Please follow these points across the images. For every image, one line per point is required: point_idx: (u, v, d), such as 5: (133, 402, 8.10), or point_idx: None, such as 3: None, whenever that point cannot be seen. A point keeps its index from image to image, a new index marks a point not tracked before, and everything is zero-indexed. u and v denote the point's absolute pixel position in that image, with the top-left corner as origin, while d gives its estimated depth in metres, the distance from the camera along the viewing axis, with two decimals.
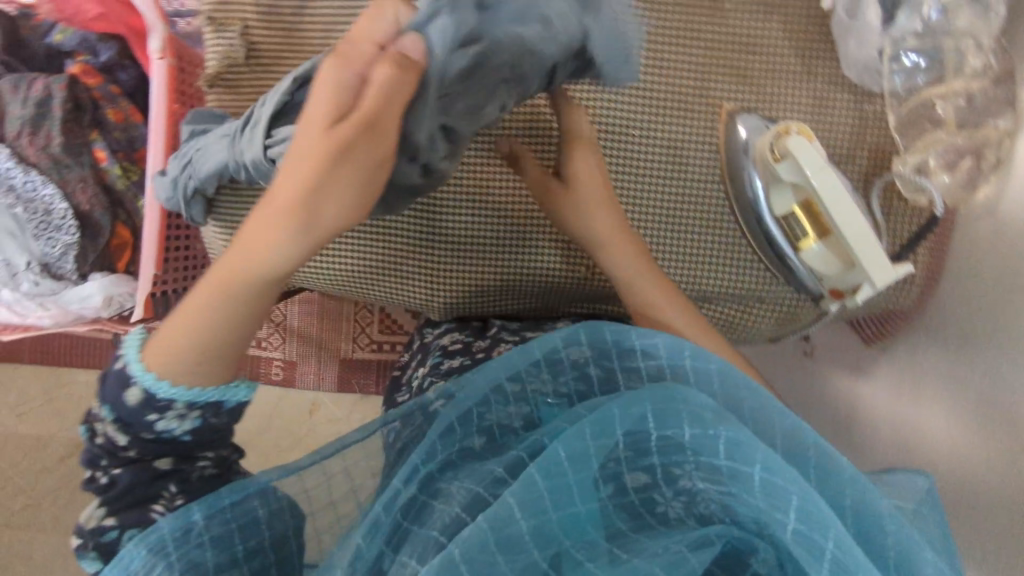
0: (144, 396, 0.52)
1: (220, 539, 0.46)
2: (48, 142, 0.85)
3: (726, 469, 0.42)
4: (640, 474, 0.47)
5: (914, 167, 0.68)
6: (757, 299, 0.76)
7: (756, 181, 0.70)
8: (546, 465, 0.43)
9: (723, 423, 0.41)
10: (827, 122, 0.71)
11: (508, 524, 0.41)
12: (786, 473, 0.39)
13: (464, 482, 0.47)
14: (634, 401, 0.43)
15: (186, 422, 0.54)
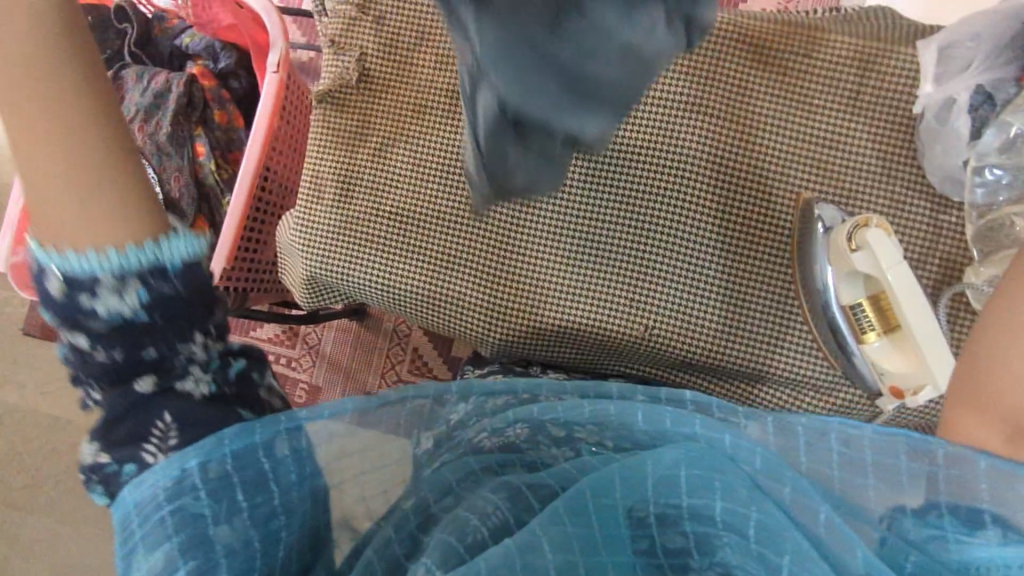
0: (64, 282, 0.45)
1: (214, 494, 0.43)
2: (156, 130, 0.96)
3: (755, 551, 0.40)
4: (673, 537, 0.44)
5: (986, 279, 0.68)
6: (811, 388, 0.76)
7: (825, 268, 0.71)
8: (575, 509, 0.43)
9: (756, 504, 0.40)
10: (902, 221, 0.73)
11: (537, 555, 0.41)
12: (814, 567, 0.38)
13: (484, 494, 0.47)
14: (664, 459, 0.42)
15: (129, 296, 0.47)
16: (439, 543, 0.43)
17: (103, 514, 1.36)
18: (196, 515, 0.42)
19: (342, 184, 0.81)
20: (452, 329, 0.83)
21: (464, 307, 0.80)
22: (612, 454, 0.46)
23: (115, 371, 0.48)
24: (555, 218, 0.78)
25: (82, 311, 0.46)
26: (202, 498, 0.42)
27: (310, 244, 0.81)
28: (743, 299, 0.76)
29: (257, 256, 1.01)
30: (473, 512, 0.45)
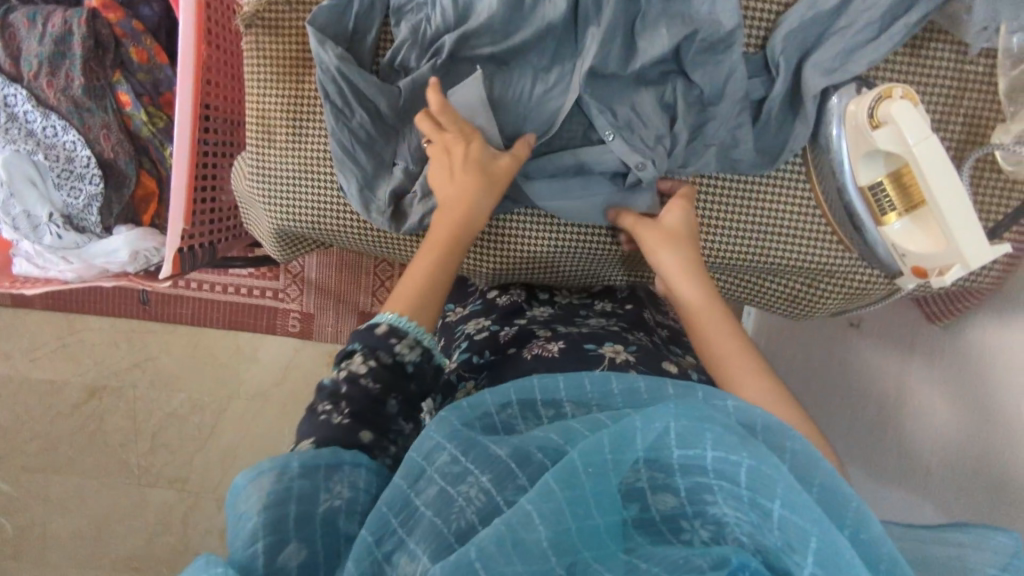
0: (392, 326, 0.55)
1: (304, 495, 0.43)
2: (68, 83, 0.85)
3: (748, 499, 0.39)
4: (664, 498, 0.43)
5: (1015, 137, 0.62)
6: (826, 274, 0.73)
7: (842, 145, 0.65)
8: (566, 475, 0.41)
9: (748, 449, 0.39)
10: (923, 78, 0.66)
11: (528, 528, 0.39)
12: (807, 510, 0.37)
13: (479, 475, 0.44)
14: (657, 415, 0.41)
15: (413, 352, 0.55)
16: (428, 527, 0.42)
17: (123, 465, 1.36)
18: (298, 496, 0.43)
19: (292, 122, 0.72)
20: None
21: None
22: (601, 420, 0.44)
23: (386, 377, 0.53)
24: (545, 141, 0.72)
25: (384, 350, 0.54)
26: (299, 486, 0.43)
27: (272, 195, 0.73)
28: (756, 201, 0.71)
29: (217, 207, 0.93)
30: (457, 490, 0.43)
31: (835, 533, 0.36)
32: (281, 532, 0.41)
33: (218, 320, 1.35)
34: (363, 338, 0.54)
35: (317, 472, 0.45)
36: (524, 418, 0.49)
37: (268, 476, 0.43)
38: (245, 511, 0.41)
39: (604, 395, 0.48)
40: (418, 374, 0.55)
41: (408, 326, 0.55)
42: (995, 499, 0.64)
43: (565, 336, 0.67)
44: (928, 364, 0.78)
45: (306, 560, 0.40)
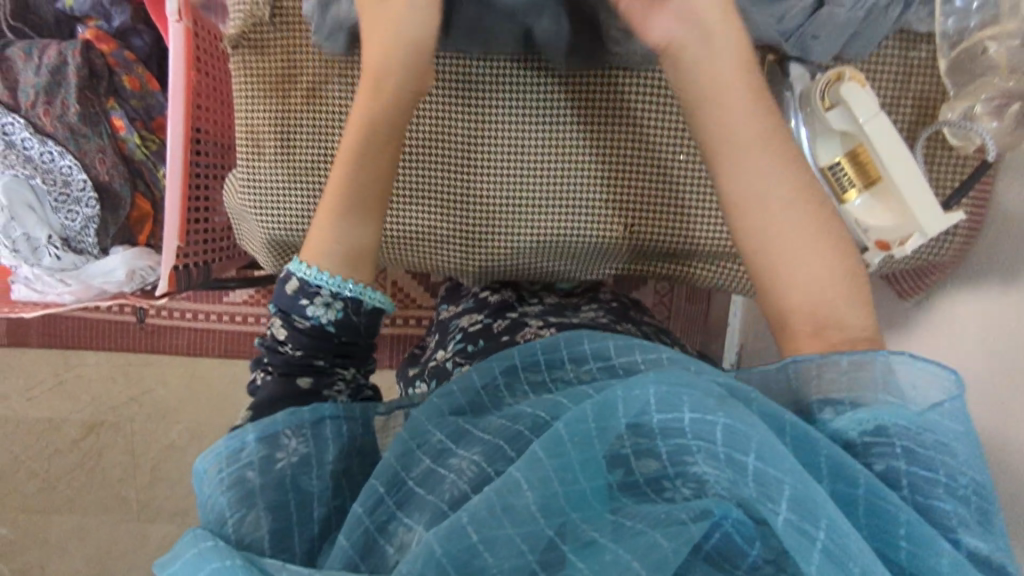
0: (300, 284, 0.56)
1: (265, 457, 0.47)
2: (65, 111, 0.88)
3: (725, 456, 0.41)
4: (648, 462, 0.45)
5: (960, 114, 0.66)
6: None
7: (800, 132, 0.68)
8: (552, 442, 0.43)
9: (724, 410, 0.41)
10: (871, 66, 0.70)
11: (513, 492, 0.42)
12: (778, 458, 0.39)
13: (472, 455, 0.47)
14: (637, 382, 0.43)
15: (331, 310, 0.56)
16: (428, 504, 0.45)
17: (122, 500, 1.36)
18: (257, 465, 0.46)
19: (280, 135, 0.75)
20: (432, 264, 0.82)
21: (441, 239, 0.79)
22: (585, 391, 0.46)
23: (306, 334, 0.56)
24: (522, 137, 0.75)
25: (299, 312, 0.56)
26: (255, 457, 0.47)
27: (263, 206, 0.77)
28: None
29: (209, 228, 0.96)
30: (449, 470, 0.47)
31: (806, 479, 0.39)
32: (252, 505, 0.45)
33: (214, 349, 1.36)
34: (278, 301, 0.57)
35: (275, 438, 0.48)
36: (510, 392, 0.53)
37: (224, 455, 0.46)
38: (211, 491, 0.45)
39: (579, 360, 0.51)
40: (343, 329, 0.57)
41: (320, 280, 0.56)
42: None
43: (556, 324, 0.70)
44: (905, 341, 0.80)
45: (277, 519, 0.45)
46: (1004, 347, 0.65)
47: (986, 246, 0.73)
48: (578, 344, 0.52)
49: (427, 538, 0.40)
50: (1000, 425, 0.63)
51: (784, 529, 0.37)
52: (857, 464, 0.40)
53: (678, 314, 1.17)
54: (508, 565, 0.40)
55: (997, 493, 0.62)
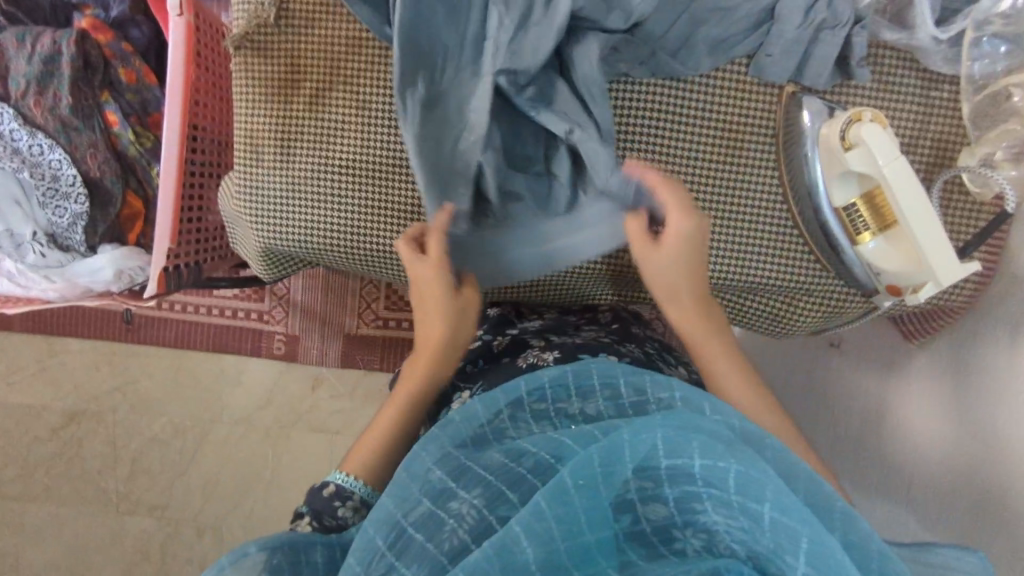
0: (337, 490, 0.58)
1: (274, 571, 0.45)
2: (56, 103, 0.87)
3: (738, 506, 0.39)
4: (655, 508, 0.43)
5: (980, 161, 0.65)
6: (804, 292, 0.75)
7: (816, 166, 0.67)
8: (556, 493, 0.40)
9: (734, 455, 0.39)
10: (891, 105, 0.69)
11: (513, 547, 0.39)
12: (795, 509, 0.37)
13: (473, 497, 0.44)
14: (644, 427, 0.41)
15: (358, 515, 0.58)
16: (419, 548, 0.41)
17: (101, 492, 1.33)
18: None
19: (279, 141, 0.73)
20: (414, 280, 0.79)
21: None
22: (592, 432, 0.44)
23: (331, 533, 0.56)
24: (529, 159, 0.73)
25: (329, 513, 0.57)
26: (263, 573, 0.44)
27: (257, 212, 0.74)
28: (735, 214, 0.73)
29: (203, 227, 0.93)
30: (448, 511, 0.44)
31: (823, 532, 0.36)
32: None
33: (202, 344, 1.34)
34: (311, 501, 0.57)
35: (278, 555, 0.46)
36: (515, 425, 0.50)
37: (228, 569, 0.44)
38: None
39: (586, 392, 0.49)
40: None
41: (353, 487, 0.58)
42: (970, 516, 0.65)
43: (559, 346, 0.68)
44: (904, 379, 0.79)
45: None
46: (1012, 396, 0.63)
47: (995, 295, 0.71)
48: (585, 377, 0.50)
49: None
50: (1006, 478, 0.62)
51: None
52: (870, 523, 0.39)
53: (674, 332, 1.15)
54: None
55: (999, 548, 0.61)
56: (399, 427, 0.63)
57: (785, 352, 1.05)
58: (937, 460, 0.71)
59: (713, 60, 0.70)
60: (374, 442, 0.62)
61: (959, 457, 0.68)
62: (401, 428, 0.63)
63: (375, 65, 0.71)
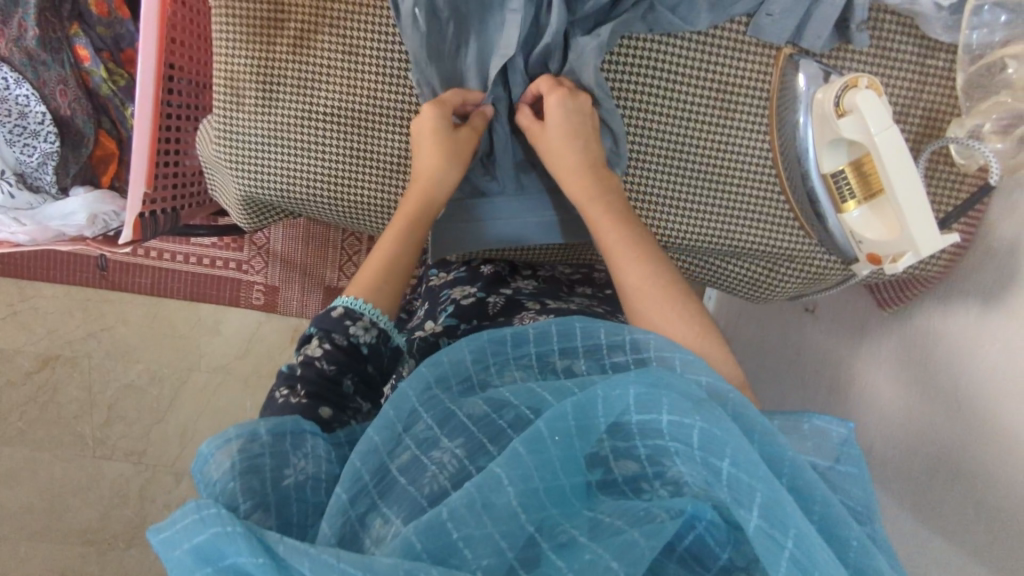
0: (346, 310, 0.58)
1: (276, 455, 0.44)
2: (22, 34, 0.86)
3: (700, 458, 0.40)
4: (626, 464, 0.44)
5: (968, 132, 0.64)
6: (786, 258, 0.75)
7: (807, 132, 0.66)
8: (532, 440, 0.41)
9: (701, 413, 0.39)
10: (886, 72, 0.68)
11: (495, 490, 0.39)
12: (752, 467, 0.37)
13: (454, 447, 0.44)
14: (617, 382, 0.41)
15: (368, 335, 0.59)
16: (402, 494, 0.42)
17: (77, 437, 1.33)
18: (265, 467, 0.43)
19: (261, 85, 0.70)
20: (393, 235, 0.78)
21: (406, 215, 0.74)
22: (569, 387, 0.44)
23: (340, 354, 0.57)
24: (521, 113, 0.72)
25: (338, 332, 0.58)
26: (267, 456, 0.44)
27: (239, 158, 0.72)
28: (724, 178, 0.72)
29: (180, 171, 0.90)
30: (430, 460, 0.44)
31: (778, 487, 0.37)
32: (260, 502, 0.41)
33: (180, 291, 1.32)
34: (319, 322, 0.58)
35: (285, 441, 0.45)
36: (500, 375, 0.49)
37: (235, 444, 0.43)
38: (217, 479, 0.41)
39: (568, 348, 0.49)
40: (374, 355, 0.59)
41: (363, 308, 0.59)
42: (933, 474, 0.67)
43: (554, 311, 0.68)
44: (876, 346, 0.81)
45: (281, 521, 0.42)
46: (981, 369, 0.64)
47: (970, 266, 0.71)
48: (569, 338, 0.49)
49: (406, 531, 0.37)
50: (972, 449, 0.63)
51: (754, 535, 0.36)
52: (817, 478, 0.39)
53: None
54: (486, 563, 0.38)
55: (960, 516, 0.63)
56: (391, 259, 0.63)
57: (766, 318, 1.06)
58: (904, 426, 0.72)
59: (712, 16, 0.68)
60: (368, 277, 0.61)
61: (924, 424, 0.70)
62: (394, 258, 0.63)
63: (362, 8, 0.68)
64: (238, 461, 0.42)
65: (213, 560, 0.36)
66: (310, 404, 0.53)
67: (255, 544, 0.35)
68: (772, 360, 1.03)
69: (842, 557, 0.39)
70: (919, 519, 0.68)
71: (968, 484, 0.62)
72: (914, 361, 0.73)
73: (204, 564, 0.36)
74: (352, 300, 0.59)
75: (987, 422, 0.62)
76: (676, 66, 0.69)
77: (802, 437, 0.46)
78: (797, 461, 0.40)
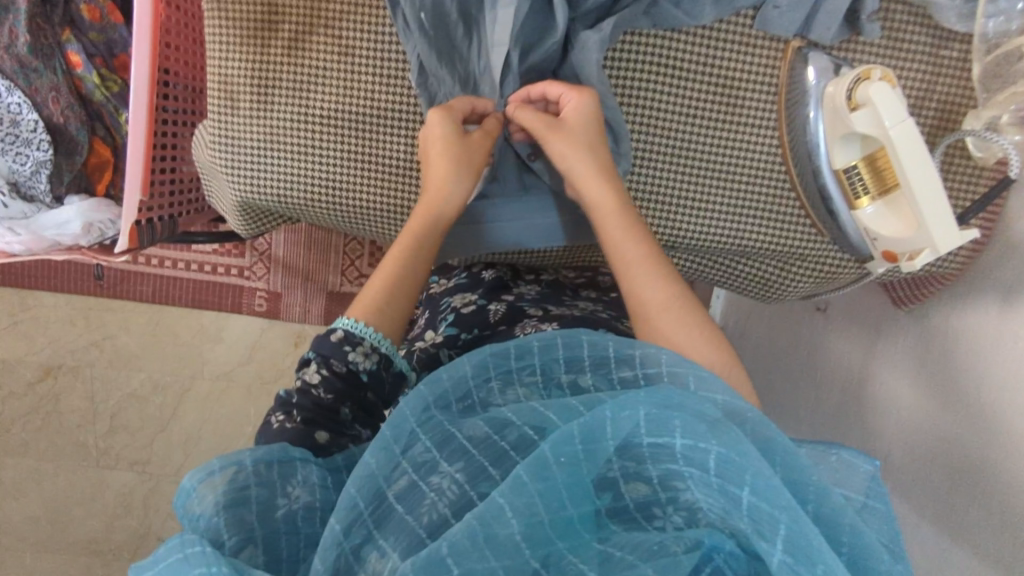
0: (345, 333, 0.57)
1: (264, 484, 0.43)
2: (13, 41, 0.85)
3: (717, 485, 0.38)
4: (637, 487, 0.42)
5: (985, 124, 0.62)
6: (797, 257, 0.73)
7: (818, 127, 0.64)
8: (536, 466, 0.39)
9: (717, 437, 0.38)
10: (900, 63, 0.66)
11: (500, 521, 0.38)
12: (774, 493, 0.36)
13: (456, 473, 0.43)
14: (626, 403, 0.40)
15: (367, 361, 0.57)
16: (400, 523, 0.40)
17: (80, 447, 1.31)
18: (250, 498, 0.42)
19: (256, 88, 0.69)
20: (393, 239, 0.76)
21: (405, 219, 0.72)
22: (576, 407, 0.42)
23: (340, 382, 0.55)
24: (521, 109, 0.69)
25: (337, 358, 0.56)
26: (256, 489, 0.43)
27: (236, 163, 0.71)
28: (732, 178, 0.70)
29: (177, 178, 0.89)
30: (429, 486, 0.42)
31: (800, 515, 0.36)
32: (249, 538, 0.40)
33: (185, 297, 1.30)
34: (318, 347, 0.57)
35: (272, 471, 0.44)
36: (502, 393, 0.47)
37: (219, 476, 0.42)
38: (201, 514, 0.40)
39: (573, 361, 0.47)
40: (374, 382, 0.57)
41: (363, 332, 0.57)
42: (954, 479, 0.65)
43: (557, 317, 0.66)
44: (892, 346, 0.78)
45: (270, 558, 0.40)
46: (1005, 372, 0.62)
47: (988, 263, 0.69)
48: (575, 349, 0.47)
49: (403, 566, 0.36)
50: (997, 454, 0.60)
51: (777, 568, 0.35)
52: (840, 498, 0.38)
53: None
54: None
55: (984, 524, 0.60)
56: (402, 273, 0.60)
57: (776, 317, 1.04)
58: (923, 430, 0.70)
59: (717, 10, 0.66)
60: (371, 298, 0.59)
61: (944, 429, 0.67)
62: (408, 275, 0.60)
63: (357, 8, 0.67)
64: (219, 496, 0.41)
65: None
66: (304, 428, 0.52)
67: None
68: (782, 361, 1.01)
69: None
70: (942, 525, 0.66)
71: (992, 490, 0.60)
72: (931, 364, 0.71)
73: None
74: (352, 321, 0.57)
75: (1011, 426, 0.59)
76: (681, 61, 0.68)
77: (829, 467, 0.46)
78: (820, 478, 0.39)
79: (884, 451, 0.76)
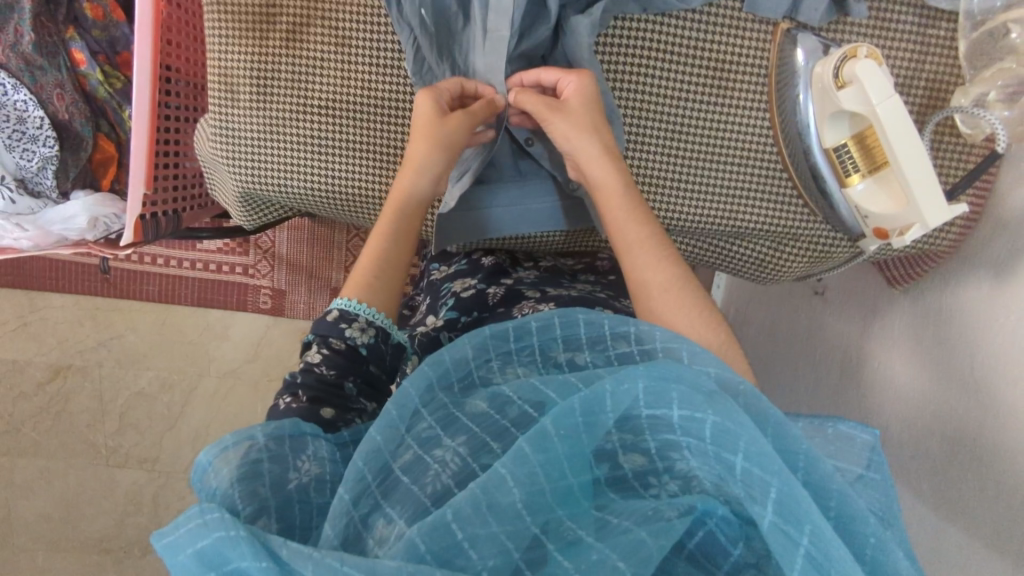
0: (341, 312, 0.58)
1: (275, 457, 0.44)
2: (19, 40, 0.87)
3: (713, 454, 0.39)
4: (635, 457, 0.43)
5: (974, 100, 0.63)
6: (791, 237, 0.74)
7: (809, 107, 0.65)
8: (537, 439, 0.40)
9: (714, 407, 0.39)
10: (889, 43, 0.67)
11: (500, 490, 0.38)
12: (766, 458, 0.37)
13: (458, 446, 0.44)
14: (625, 377, 0.40)
15: (365, 335, 0.58)
16: (406, 492, 0.42)
17: (90, 446, 1.33)
18: (264, 471, 0.43)
19: (256, 80, 0.70)
20: None
21: None
22: (575, 382, 0.43)
23: (341, 358, 0.57)
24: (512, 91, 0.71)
25: (336, 337, 0.57)
26: (268, 465, 0.43)
27: (237, 154, 0.72)
28: (725, 159, 0.71)
29: (180, 173, 0.91)
30: (432, 459, 0.43)
31: (792, 479, 0.36)
32: (261, 507, 0.41)
33: (189, 296, 1.32)
34: (315, 328, 0.58)
35: (283, 445, 0.45)
36: (502, 371, 0.48)
37: (234, 451, 0.43)
38: (216, 487, 0.40)
39: (569, 337, 0.48)
40: (374, 355, 0.58)
41: (358, 309, 0.58)
42: (951, 456, 0.66)
43: (554, 299, 0.67)
44: (888, 326, 0.79)
45: (283, 525, 0.42)
46: (1001, 347, 0.62)
47: (982, 240, 0.69)
48: (572, 328, 0.48)
49: (409, 532, 0.37)
50: (994, 429, 0.61)
51: (768, 532, 0.36)
52: (832, 468, 0.39)
53: None
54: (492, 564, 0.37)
55: (982, 498, 0.61)
56: (387, 248, 0.62)
57: (776, 303, 1.05)
58: (921, 408, 0.71)
59: None
60: (362, 270, 0.60)
61: (943, 406, 0.68)
62: (393, 251, 0.62)
63: None
64: (234, 471, 0.41)
65: (217, 565, 0.35)
66: (312, 406, 0.53)
67: (258, 546, 0.34)
68: (782, 346, 1.01)
69: (859, 551, 0.38)
70: (940, 502, 0.66)
71: (988, 465, 0.60)
72: (926, 343, 0.72)
73: (209, 568, 0.35)
74: (347, 300, 0.59)
75: (1008, 401, 0.60)
76: (672, 44, 0.69)
77: (824, 442, 0.46)
78: (812, 448, 0.39)
79: (884, 431, 0.76)
